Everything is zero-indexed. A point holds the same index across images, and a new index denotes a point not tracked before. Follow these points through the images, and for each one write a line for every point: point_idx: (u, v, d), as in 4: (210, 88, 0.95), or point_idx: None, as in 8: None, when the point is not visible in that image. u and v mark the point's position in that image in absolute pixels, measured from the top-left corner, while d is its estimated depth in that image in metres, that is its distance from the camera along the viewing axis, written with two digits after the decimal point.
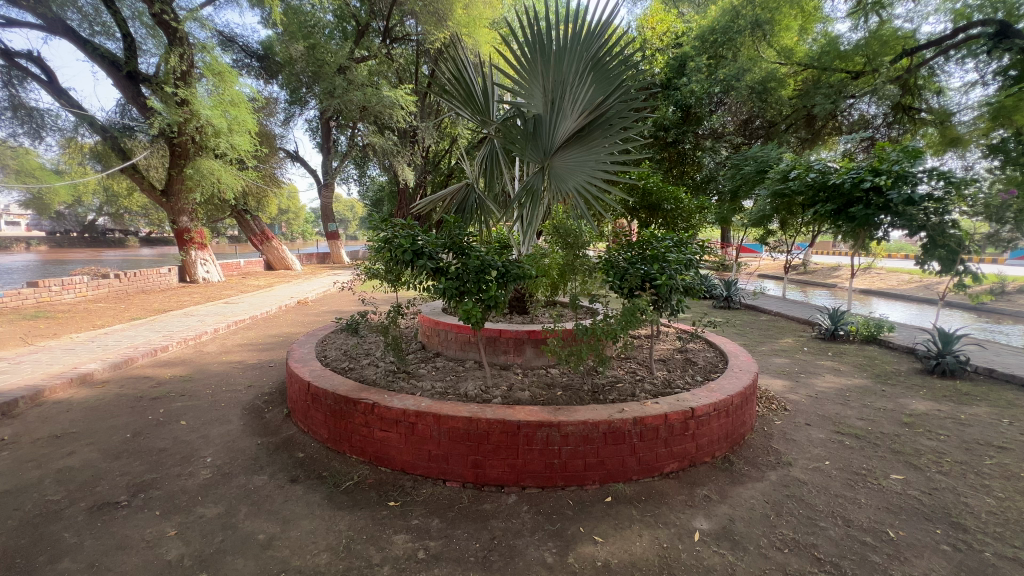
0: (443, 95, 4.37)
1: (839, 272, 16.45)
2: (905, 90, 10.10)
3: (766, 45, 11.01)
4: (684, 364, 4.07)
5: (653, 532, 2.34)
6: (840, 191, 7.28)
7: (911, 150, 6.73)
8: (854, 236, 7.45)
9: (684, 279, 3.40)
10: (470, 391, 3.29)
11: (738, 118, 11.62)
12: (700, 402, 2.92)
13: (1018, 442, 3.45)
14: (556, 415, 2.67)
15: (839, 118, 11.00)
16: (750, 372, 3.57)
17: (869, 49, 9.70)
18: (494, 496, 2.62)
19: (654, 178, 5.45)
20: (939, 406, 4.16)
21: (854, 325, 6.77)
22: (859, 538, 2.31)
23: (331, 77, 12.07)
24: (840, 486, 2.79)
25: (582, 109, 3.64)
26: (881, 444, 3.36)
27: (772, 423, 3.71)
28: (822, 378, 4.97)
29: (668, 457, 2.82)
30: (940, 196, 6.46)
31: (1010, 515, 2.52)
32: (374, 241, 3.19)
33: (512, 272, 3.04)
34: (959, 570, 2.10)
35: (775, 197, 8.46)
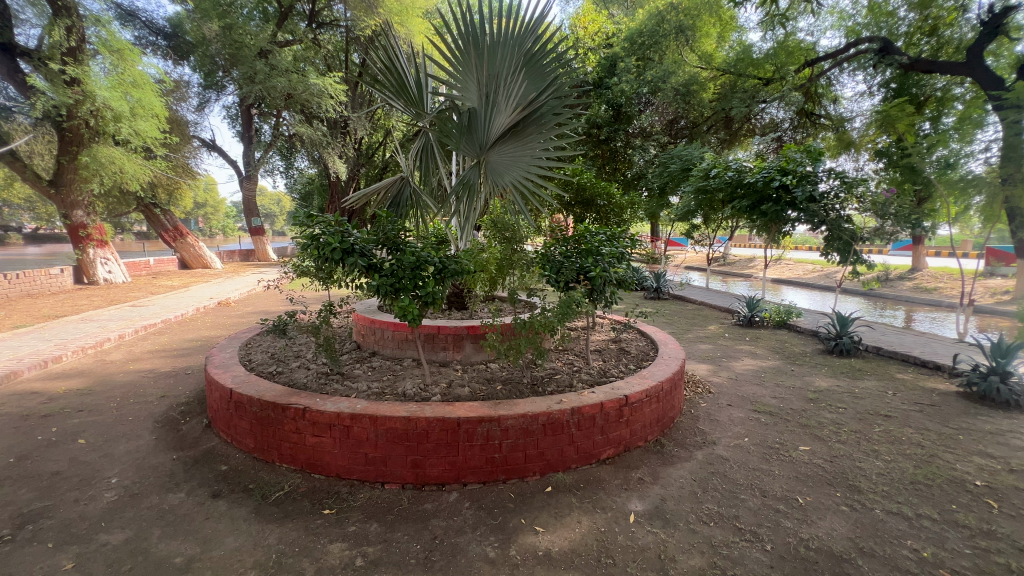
0: (374, 85, 4.18)
1: (755, 264, 17.88)
2: (807, 97, 11.16)
3: (689, 49, 11.59)
4: (618, 353, 4.24)
5: (591, 517, 2.42)
6: (754, 188, 7.84)
7: (813, 151, 7.46)
8: (766, 229, 8.13)
9: (617, 271, 3.52)
10: (408, 390, 3.21)
11: (665, 118, 12.22)
12: (633, 389, 3.05)
13: (900, 410, 3.94)
14: (496, 410, 2.67)
15: (753, 121, 11.84)
16: (678, 359, 3.78)
17: (777, 59, 10.50)
18: (435, 495, 2.58)
19: (588, 175, 5.56)
20: (838, 381, 4.65)
21: (767, 312, 7.38)
22: (773, 506, 2.54)
23: (251, 61, 11.23)
24: (757, 460, 3.04)
25: (516, 104, 3.66)
26: (791, 419, 3.70)
27: (698, 406, 3.97)
28: (740, 362, 5.38)
29: (605, 444, 2.92)
30: (836, 195, 7.20)
31: (894, 474, 2.88)
32: (301, 238, 2.98)
33: (448, 268, 2.98)
34: (855, 527, 2.37)
35: (698, 194, 9.02)
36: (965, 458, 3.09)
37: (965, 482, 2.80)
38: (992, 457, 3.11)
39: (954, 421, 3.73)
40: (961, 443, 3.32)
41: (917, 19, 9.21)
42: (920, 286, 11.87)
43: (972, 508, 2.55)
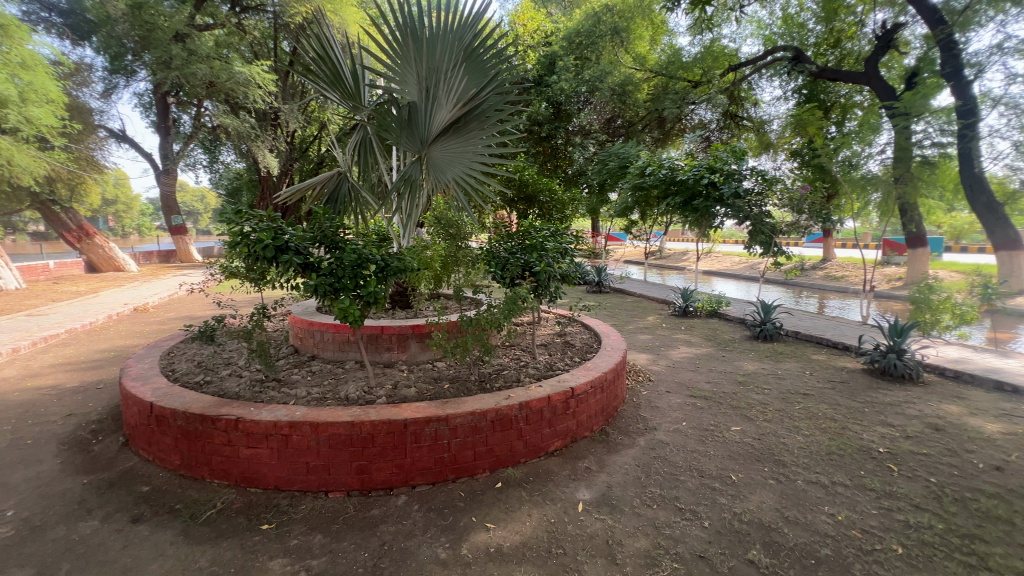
0: (307, 76, 3.95)
1: (688, 257, 18.92)
2: (731, 99, 11.96)
3: (623, 50, 12.01)
4: (563, 347, 4.33)
5: (541, 509, 2.45)
6: (685, 185, 8.28)
7: (737, 151, 7.97)
8: (697, 224, 8.60)
9: (561, 266, 3.58)
10: (351, 394, 3.10)
11: (602, 117, 12.52)
12: (578, 381, 3.12)
13: (816, 388, 4.33)
14: (444, 408, 2.64)
15: (684, 121, 12.44)
16: (620, 350, 3.91)
17: (704, 62, 11.35)
18: (383, 500, 2.51)
19: (530, 170, 5.61)
20: (763, 364, 5.04)
21: (700, 302, 7.83)
22: (709, 485, 2.69)
23: (166, 45, 10.31)
24: (694, 442, 3.22)
25: (456, 99, 3.59)
26: (724, 402, 3.95)
27: (639, 394, 4.15)
28: (677, 350, 5.68)
29: (552, 436, 2.98)
30: (758, 192, 7.77)
31: (812, 447, 3.16)
32: (228, 237, 2.76)
33: (391, 266, 2.89)
34: (781, 499, 2.57)
35: (635, 190, 9.31)
36: (870, 428, 3.45)
37: (870, 450, 3.12)
38: (891, 426, 3.50)
39: (859, 395, 4.14)
40: (866, 414, 3.70)
41: (824, 32, 10.60)
42: (830, 274, 13.09)
43: (877, 472, 2.85)
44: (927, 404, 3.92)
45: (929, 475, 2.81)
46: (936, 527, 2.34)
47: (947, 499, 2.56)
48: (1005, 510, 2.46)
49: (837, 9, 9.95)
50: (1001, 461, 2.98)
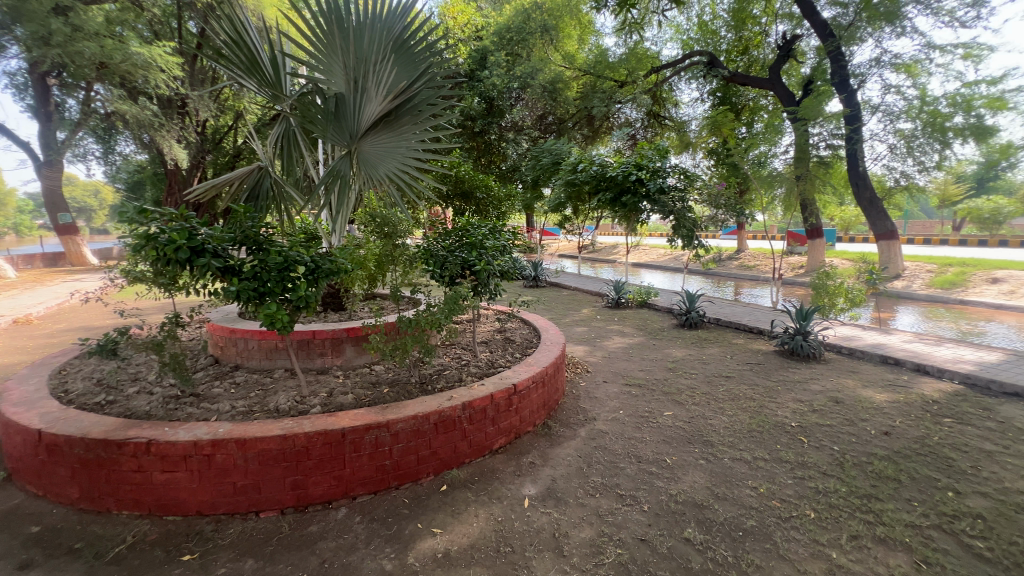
0: (217, 61, 3.55)
1: (618, 251, 19.75)
2: (654, 100, 12.63)
3: (553, 48, 12.24)
4: (504, 343, 4.34)
5: (487, 509, 2.45)
6: (615, 181, 8.57)
7: (661, 149, 8.43)
8: (626, 219, 9.00)
9: (500, 263, 3.59)
10: (282, 406, 2.90)
11: (534, 113, 12.38)
12: (520, 377, 3.14)
13: (736, 370, 4.69)
14: (384, 414, 2.55)
15: (612, 119, 12.91)
16: (559, 344, 3.99)
17: (630, 63, 11.87)
18: (321, 515, 2.38)
19: (466, 167, 5.54)
20: (689, 351, 5.38)
21: (631, 294, 8.20)
22: (647, 470, 2.83)
23: (43, 18, 9.01)
24: (631, 429, 3.36)
25: (387, 92, 3.45)
26: (656, 389, 4.16)
27: (578, 385, 4.28)
28: (611, 340, 5.91)
29: (497, 434, 2.98)
30: (680, 188, 8.27)
31: (735, 426, 3.41)
32: (131, 240, 2.47)
33: (323, 268, 2.72)
34: (711, 477, 2.74)
35: (568, 186, 9.49)
36: (784, 405, 3.79)
37: (784, 425, 3.43)
38: (800, 401, 3.87)
39: (773, 374, 4.55)
40: (779, 392, 4.06)
41: (734, 39, 11.54)
42: (744, 264, 14.24)
43: (791, 445, 3.13)
44: (829, 380, 4.38)
45: (833, 444, 3.14)
46: (841, 490, 2.61)
47: (848, 465, 2.87)
48: (893, 470, 2.81)
49: (745, 18, 10.85)
50: (888, 426, 3.40)
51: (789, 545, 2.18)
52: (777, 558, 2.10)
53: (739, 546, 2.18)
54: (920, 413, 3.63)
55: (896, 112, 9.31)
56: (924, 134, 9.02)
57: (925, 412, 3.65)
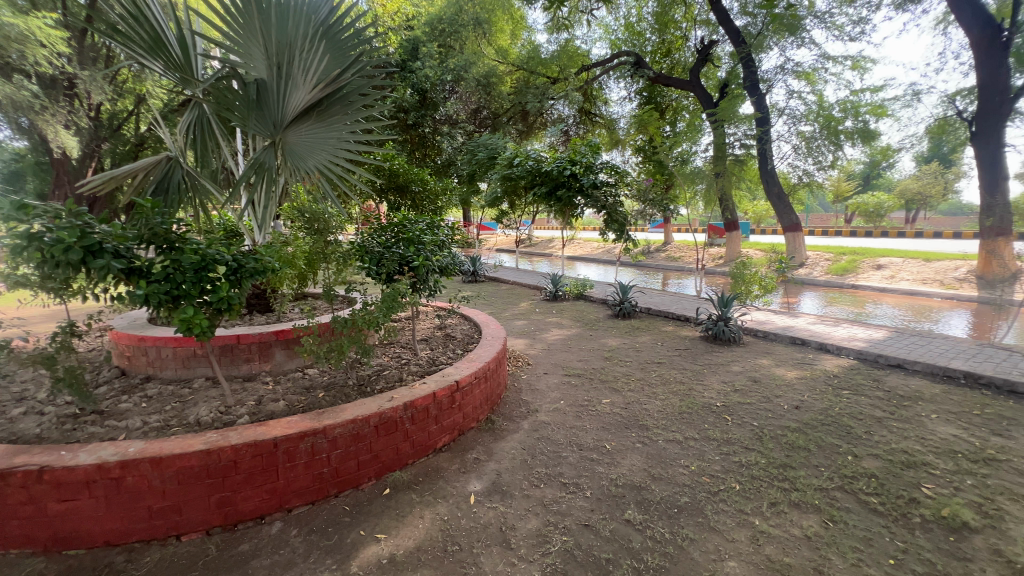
0: (113, 37, 3.11)
1: (554, 245, 20.15)
2: (586, 97, 13.02)
3: (486, 42, 12.19)
4: (444, 340, 4.29)
5: (433, 509, 2.41)
6: (550, 176, 8.70)
7: (592, 146, 8.65)
8: (561, 212, 9.21)
9: (439, 259, 3.57)
10: (204, 418, 2.67)
11: (468, 107, 12.20)
12: (463, 373, 3.12)
13: (667, 356, 4.97)
14: (320, 419, 2.42)
15: (545, 115, 13.10)
16: (500, 338, 4.00)
17: (561, 60, 12.24)
18: (253, 531, 2.23)
19: (400, 159, 5.36)
20: (624, 340, 5.61)
21: (568, 287, 8.41)
22: (588, 457, 2.92)
23: None
24: (572, 418, 3.46)
25: (317, 80, 3.23)
26: (594, 377, 4.31)
27: (520, 377, 4.33)
28: (551, 332, 6.03)
29: (440, 432, 2.94)
30: (612, 183, 8.56)
31: (668, 409, 3.61)
32: (9, 239, 2.13)
33: (246, 267, 2.53)
34: (648, 460, 2.88)
35: (504, 181, 9.46)
36: (710, 387, 4.06)
37: (711, 405, 3.68)
38: (724, 382, 4.17)
39: (699, 359, 4.86)
40: (705, 375, 4.35)
41: (658, 42, 12.14)
42: (671, 256, 15.08)
43: (717, 424, 3.37)
44: (748, 361, 4.76)
45: (753, 420, 3.42)
46: (761, 462, 2.85)
47: (766, 438, 3.14)
48: (804, 440, 3.11)
49: (667, 22, 11.45)
50: (799, 400, 3.76)
51: (719, 517, 2.35)
52: (707, 530, 2.25)
53: (675, 522, 2.31)
54: (825, 387, 4.04)
55: (799, 115, 10.25)
56: (822, 137, 10.00)
57: (827, 386, 4.07)
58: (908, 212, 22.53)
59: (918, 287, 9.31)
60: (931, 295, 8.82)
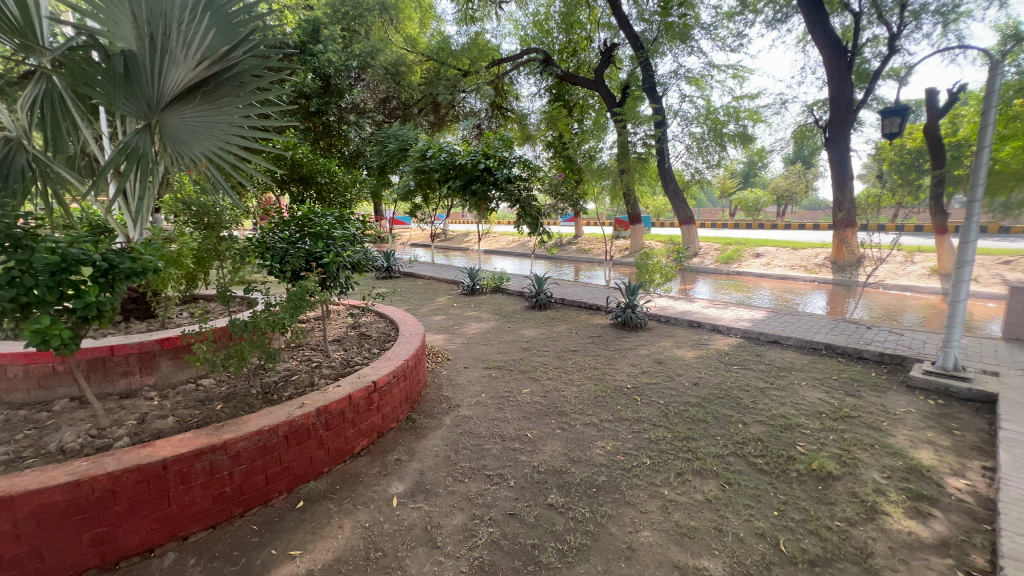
0: None
1: (469, 239, 20.13)
2: (497, 91, 13.16)
3: (394, 29, 11.78)
4: (359, 340, 4.09)
5: (353, 517, 2.30)
6: (464, 170, 8.66)
7: (506, 140, 8.76)
8: (476, 206, 9.19)
9: (351, 255, 3.40)
10: (69, 444, 2.29)
11: (376, 96, 11.70)
12: (380, 373, 2.99)
13: (582, 343, 5.20)
14: (219, 434, 2.19)
15: (457, 108, 12.97)
16: (419, 335, 3.90)
17: (471, 53, 11.91)
18: (141, 567, 1.97)
19: (304, 148, 4.98)
20: (541, 330, 5.77)
21: (485, 280, 8.44)
22: (510, 447, 2.97)
23: None
24: (494, 410, 3.49)
25: (200, 56, 2.87)
26: (513, 368, 4.38)
27: (440, 373, 4.27)
28: (469, 326, 6.01)
29: (357, 436, 2.80)
30: (524, 177, 8.73)
31: (584, 394, 3.78)
32: None
33: (120, 268, 2.18)
34: (567, 445, 2.99)
35: (417, 174, 9.19)
36: (621, 370, 4.32)
37: (622, 387, 3.92)
38: (633, 365, 4.46)
39: (610, 344, 5.15)
40: (616, 359, 4.62)
41: (565, 41, 12.59)
42: (581, 248, 15.75)
43: (628, 404, 3.60)
44: (653, 344, 5.13)
45: (659, 398, 3.71)
46: (667, 436, 3.09)
47: (671, 414, 3.41)
48: (702, 413, 3.42)
49: (573, 23, 11.94)
50: (697, 377, 4.15)
51: (633, 491, 2.52)
52: (624, 505, 2.40)
53: (594, 501, 2.43)
54: (718, 364, 4.50)
55: (690, 117, 11.20)
56: (710, 138, 11.04)
57: (720, 363, 4.52)
58: (779, 207, 25.74)
59: (788, 272, 10.66)
60: (799, 279, 10.16)
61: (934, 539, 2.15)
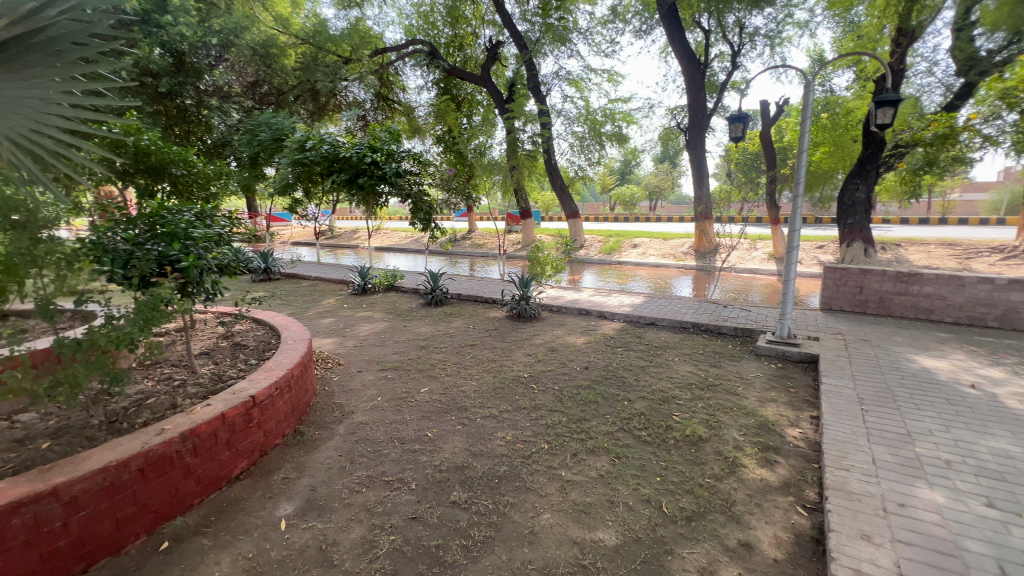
0: None
1: (359, 235, 19.15)
2: (381, 81, 12.67)
3: (261, 6, 10.69)
4: (232, 351, 3.64)
5: (233, 550, 2.05)
6: (349, 163, 8.13)
7: (393, 133, 8.40)
8: (365, 202, 8.72)
9: (216, 257, 3.04)
10: None
11: (244, 79, 10.25)
12: (259, 386, 2.70)
13: (479, 337, 5.23)
14: (47, 478, 1.81)
15: (338, 97, 12.19)
16: (304, 341, 3.60)
17: (354, 40, 11.56)
18: None
19: (151, 134, 4.14)
20: (437, 326, 5.70)
21: (377, 279, 8.06)
22: (410, 449, 2.89)
23: None
24: (391, 413, 3.36)
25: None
26: (410, 368, 4.27)
27: (331, 380, 4.00)
28: (361, 327, 5.71)
29: (234, 459, 2.51)
30: (414, 171, 8.45)
31: (482, 388, 3.81)
32: None
33: None
34: (468, 440, 2.99)
35: (296, 166, 8.43)
36: (518, 361, 4.44)
37: (520, 377, 4.04)
38: (529, 355, 4.62)
39: (507, 336, 5.26)
40: (513, 351, 4.74)
41: (451, 35, 12.53)
42: (476, 243, 15.85)
43: (526, 393, 3.72)
44: (548, 333, 5.35)
45: (553, 384, 3.89)
46: (562, 420, 3.25)
47: (565, 399, 3.60)
48: (593, 394, 3.66)
49: (458, 18, 11.94)
50: (587, 361, 4.42)
51: (533, 476, 2.60)
52: (525, 492, 2.47)
53: (496, 492, 2.47)
54: (605, 347, 4.85)
55: (572, 117, 11.84)
56: (591, 137, 11.77)
57: (607, 347, 4.87)
58: (651, 202, 28.46)
59: (661, 260, 11.84)
60: (669, 266, 11.34)
61: (779, 481, 2.56)
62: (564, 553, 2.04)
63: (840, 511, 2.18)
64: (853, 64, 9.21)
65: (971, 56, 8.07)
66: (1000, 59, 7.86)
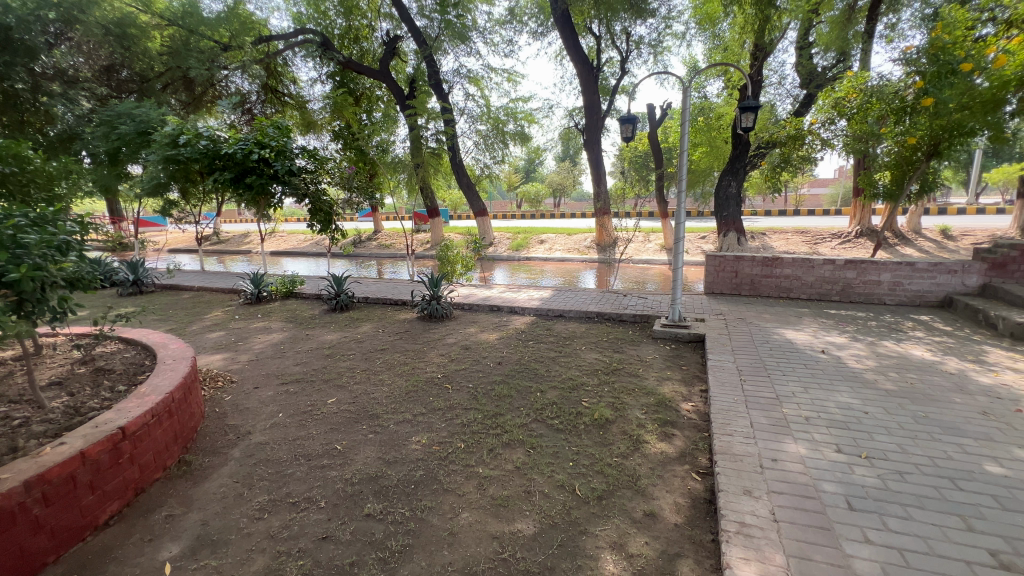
0: None
1: (250, 239, 17.52)
2: (268, 73, 11.80)
3: None
4: (93, 378, 3.13)
5: None
6: (234, 160, 7.31)
7: (283, 128, 7.65)
8: (255, 204, 7.97)
9: (63, 268, 2.59)
10: None
11: (96, 63, 8.83)
12: (130, 416, 2.35)
13: (390, 341, 5.05)
14: None
15: (217, 87, 11.14)
16: (186, 359, 3.20)
17: (231, 25, 10.53)
18: None
19: None
20: (344, 333, 5.40)
21: (273, 286, 7.44)
22: (318, 465, 2.70)
23: None
24: (294, 429, 3.12)
25: None
26: (315, 379, 3.99)
27: (223, 400, 3.60)
28: (257, 340, 5.22)
29: (101, 503, 2.16)
30: (310, 170, 7.86)
31: (396, 393, 3.68)
32: None
33: None
34: (381, 448, 2.87)
35: (167, 163, 7.44)
36: (432, 362, 4.36)
37: (434, 378, 3.97)
38: (442, 355, 4.56)
39: (419, 338, 5.14)
40: (426, 352, 4.65)
41: (345, 26, 11.90)
42: (382, 243, 15.30)
43: (440, 394, 3.66)
44: (460, 332, 5.33)
45: (468, 383, 3.88)
46: (478, 417, 3.26)
47: (480, 396, 3.60)
48: (507, 389, 3.72)
49: (352, 8, 11.41)
50: (500, 357, 4.48)
51: (450, 477, 2.58)
52: (442, 494, 2.43)
53: (413, 498, 2.40)
54: (518, 341, 4.95)
55: (475, 116, 11.90)
56: (494, 136, 11.93)
57: (519, 341, 4.97)
58: (555, 200, 29.57)
59: (566, 255, 12.34)
60: (574, 260, 11.89)
61: (676, 452, 2.80)
62: (484, 549, 2.05)
63: (726, 472, 2.44)
64: (722, 73, 10.30)
65: (811, 71, 9.50)
66: (831, 75, 9.31)
